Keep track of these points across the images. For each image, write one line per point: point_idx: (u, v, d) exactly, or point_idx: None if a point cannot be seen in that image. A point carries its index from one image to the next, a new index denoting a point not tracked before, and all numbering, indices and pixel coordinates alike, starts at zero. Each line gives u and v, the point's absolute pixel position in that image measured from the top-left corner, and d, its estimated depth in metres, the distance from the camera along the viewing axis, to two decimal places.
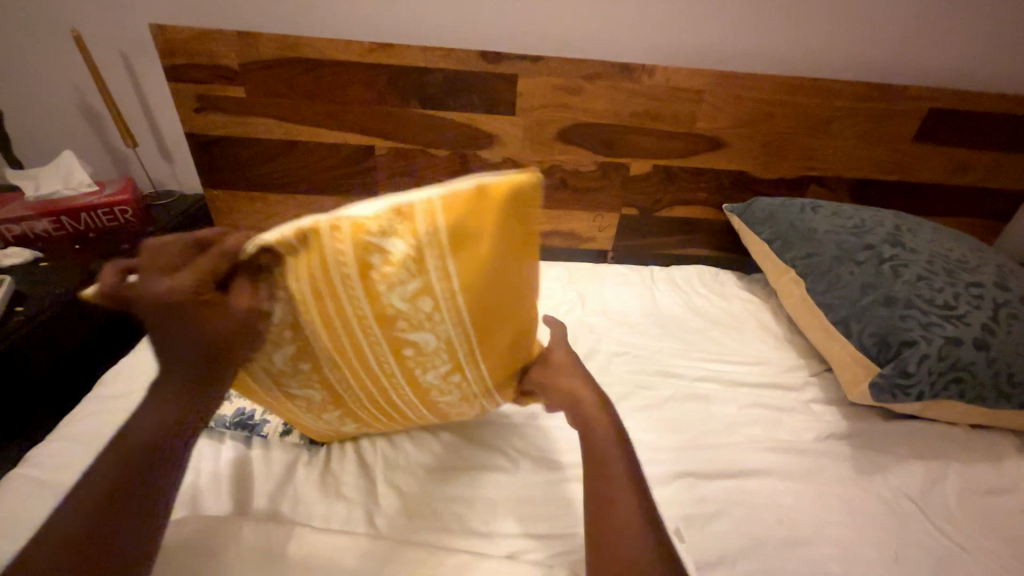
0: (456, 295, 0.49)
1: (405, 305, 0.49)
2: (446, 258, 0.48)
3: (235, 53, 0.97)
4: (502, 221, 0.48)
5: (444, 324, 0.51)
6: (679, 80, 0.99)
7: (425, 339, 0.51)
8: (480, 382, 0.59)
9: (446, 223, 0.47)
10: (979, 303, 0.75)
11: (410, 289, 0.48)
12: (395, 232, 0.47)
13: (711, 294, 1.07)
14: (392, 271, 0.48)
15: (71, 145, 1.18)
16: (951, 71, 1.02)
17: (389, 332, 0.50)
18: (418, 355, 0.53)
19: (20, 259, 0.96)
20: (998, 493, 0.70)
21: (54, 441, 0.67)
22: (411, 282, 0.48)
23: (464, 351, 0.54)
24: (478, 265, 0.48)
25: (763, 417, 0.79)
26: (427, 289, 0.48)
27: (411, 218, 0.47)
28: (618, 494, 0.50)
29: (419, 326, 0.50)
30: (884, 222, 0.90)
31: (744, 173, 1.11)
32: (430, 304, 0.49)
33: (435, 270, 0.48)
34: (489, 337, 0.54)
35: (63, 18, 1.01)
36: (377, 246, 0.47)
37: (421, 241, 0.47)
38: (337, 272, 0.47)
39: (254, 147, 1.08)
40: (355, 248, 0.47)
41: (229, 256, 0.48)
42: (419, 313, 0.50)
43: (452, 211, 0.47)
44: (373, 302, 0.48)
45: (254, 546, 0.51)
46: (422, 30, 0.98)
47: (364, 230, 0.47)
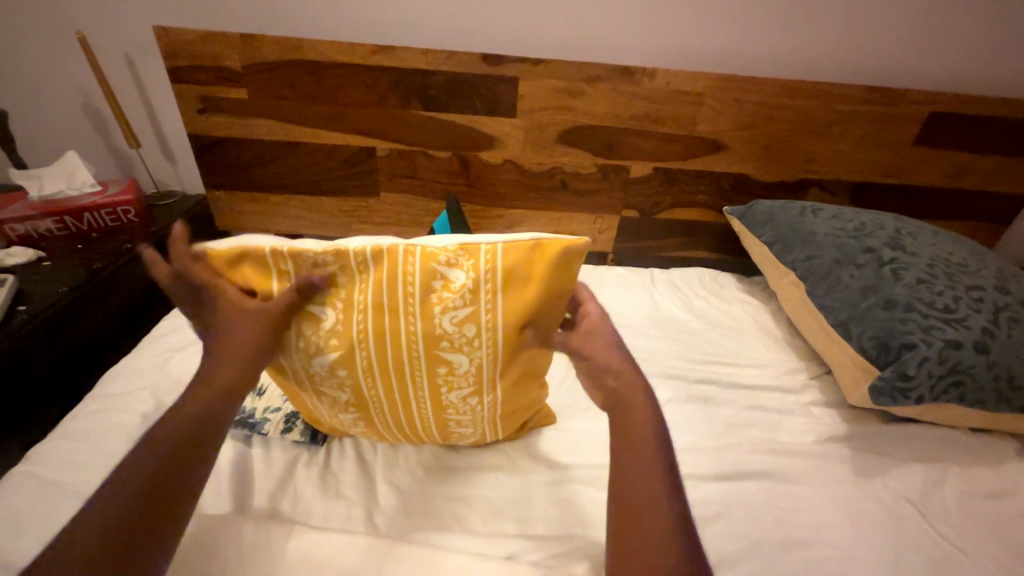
0: (499, 324, 0.55)
1: (452, 327, 0.55)
2: (496, 292, 0.54)
3: (238, 54, 0.97)
4: (554, 277, 0.54)
5: (480, 350, 0.56)
6: (680, 83, 0.99)
7: (460, 360, 0.57)
8: (496, 406, 0.63)
9: (504, 265, 0.54)
10: (979, 306, 0.75)
11: (460, 315, 0.54)
12: (460, 264, 0.54)
13: (711, 296, 1.07)
14: (448, 295, 0.54)
15: (75, 145, 1.18)
16: (952, 75, 1.02)
17: (431, 350, 0.56)
18: (450, 374, 0.58)
19: (24, 258, 0.97)
20: (998, 496, 0.70)
21: (56, 439, 0.67)
22: (463, 309, 0.54)
23: (489, 376, 0.59)
24: (524, 304, 0.54)
25: (762, 419, 0.79)
26: (474, 315, 0.54)
27: (477, 254, 0.54)
28: (643, 487, 0.47)
29: (458, 348, 0.56)
30: (884, 225, 0.90)
31: (744, 176, 1.11)
32: (473, 331, 0.55)
33: (485, 299, 0.54)
34: (515, 365, 0.60)
35: (68, 20, 1.02)
36: (442, 273, 0.54)
37: (479, 275, 0.54)
38: (399, 289, 0.54)
39: (256, 148, 1.08)
40: (426, 273, 0.54)
41: (307, 264, 0.53)
42: (461, 338, 0.55)
43: (515, 255, 0.54)
44: (425, 321, 0.54)
45: (254, 545, 0.52)
46: (424, 33, 0.99)
47: (434, 258, 0.54)
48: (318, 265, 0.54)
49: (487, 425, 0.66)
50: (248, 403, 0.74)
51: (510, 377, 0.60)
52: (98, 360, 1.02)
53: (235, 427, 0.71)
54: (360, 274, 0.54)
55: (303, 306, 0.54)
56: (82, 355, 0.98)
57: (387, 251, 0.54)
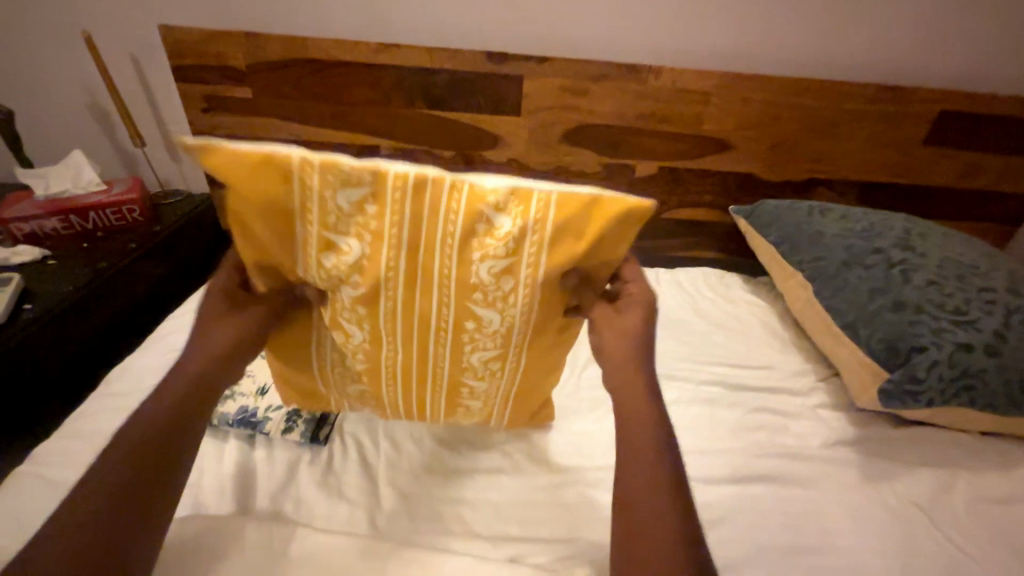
0: (541, 278, 0.51)
1: (488, 279, 0.51)
2: (543, 244, 0.50)
3: (242, 53, 0.97)
4: (609, 237, 0.50)
5: (515, 308, 0.52)
6: (686, 82, 0.99)
7: (490, 318, 0.53)
8: (515, 373, 0.60)
9: (557, 216, 0.49)
10: (991, 308, 0.74)
11: (498, 267, 0.50)
12: (508, 209, 0.49)
13: (717, 296, 1.06)
14: (490, 241, 0.50)
15: (81, 143, 1.19)
16: (964, 73, 1.00)
17: (462, 301, 0.53)
18: (476, 332, 0.55)
19: (31, 257, 0.98)
20: (1009, 502, 0.69)
21: (61, 438, 0.68)
22: (503, 260, 0.50)
23: (515, 340, 0.56)
24: (571, 259, 0.50)
25: (768, 421, 0.78)
26: (514, 267, 0.51)
27: (529, 199, 0.49)
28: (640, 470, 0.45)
29: (490, 303, 0.52)
30: (893, 226, 0.89)
31: (750, 176, 1.10)
32: (510, 284, 0.51)
33: (529, 250, 0.50)
34: (542, 332, 0.57)
35: (73, 19, 1.02)
36: (487, 216, 0.49)
37: (527, 222, 0.49)
38: (439, 227, 0.49)
39: (261, 147, 1.08)
40: (471, 212, 0.49)
41: (335, 184, 0.47)
42: (496, 291, 0.52)
43: (572, 206, 0.49)
44: (462, 269, 0.51)
45: (257, 546, 0.51)
46: (428, 31, 0.98)
47: (482, 200, 0.49)
48: (350, 186, 0.47)
49: (498, 399, 0.64)
50: (252, 403, 0.73)
51: (536, 344, 0.58)
52: (104, 359, 1.02)
53: (238, 427, 0.71)
54: (394, 203, 0.48)
55: (327, 236, 0.49)
56: (88, 354, 0.98)
57: (431, 181, 0.48)
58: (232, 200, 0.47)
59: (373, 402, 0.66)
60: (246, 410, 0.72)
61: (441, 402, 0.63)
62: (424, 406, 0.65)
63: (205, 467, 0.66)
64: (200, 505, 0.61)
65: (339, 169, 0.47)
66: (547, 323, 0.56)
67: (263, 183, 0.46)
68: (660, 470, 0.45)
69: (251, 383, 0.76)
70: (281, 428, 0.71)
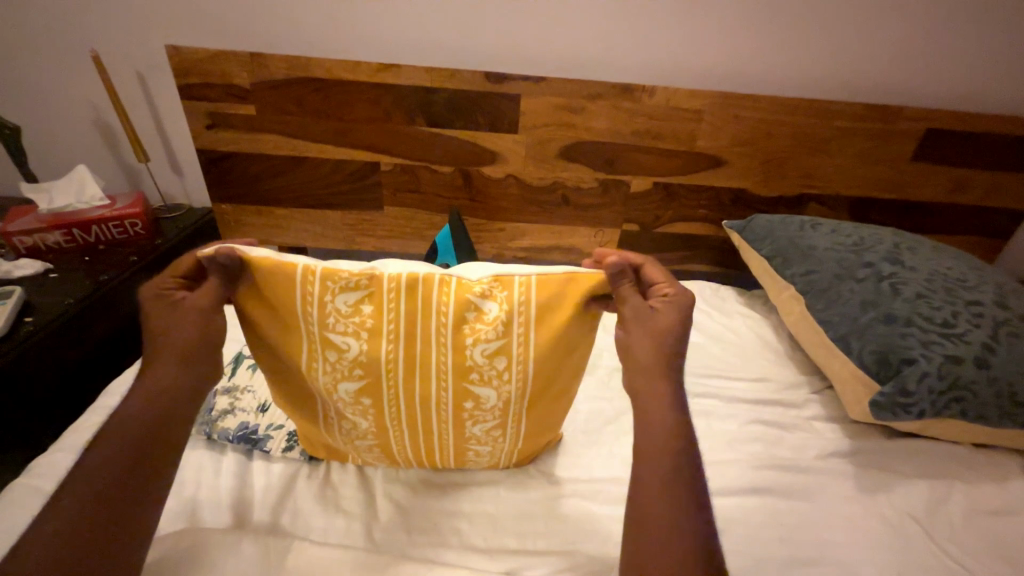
0: (530, 355, 0.57)
1: (482, 360, 0.56)
2: (528, 324, 0.56)
3: (247, 73, 1.00)
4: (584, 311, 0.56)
5: (509, 383, 0.57)
6: (678, 100, 1.01)
7: (487, 395, 0.58)
8: (517, 437, 0.64)
9: (538, 299, 0.56)
10: (979, 321, 0.75)
11: (491, 348, 0.56)
12: (493, 296, 0.56)
13: (713, 309, 1.08)
14: (480, 327, 0.56)
15: (85, 159, 1.21)
16: (947, 92, 1.03)
17: (460, 382, 0.57)
18: (475, 408, 0.59)
19: (31, 270, 0.98)
20: (1004, 514, 0.69)
21: (59, 452, 0.68)
22: (495, 342, 0.56)
23: (513, 408, 0.60)
24: (556, 331, 0.56)
25: (764, 433, 0.79)
26: (505, 348, 0.56)
27: (511, 286, 0.56)
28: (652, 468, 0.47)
29: (486, 380, 0.57)
30: (883, 241, 0.90)
31: (743, 191, 1.12)
32: (503, 363, 0.57)
33: (517, 331, 0.56)
34: (539, 400, 0.61)
35: (83, 40, 1.05)
36: (476, 305, 0.56)
37: (512, 307, 0.56)
38: (431, 321, 0.55)
39: (263, 162, 1.10)
40: (460, 304, 0.55)
41: (341, 286, 0.54)
42: (491, 369, 0.57)
43: (548, 289, 0.56)
44: (456, 354, 0.56)
45: (253, 559, 0.51)
46: (429, 51, 1.01)
47: (468, 291, 0.56)
48: (348, 290, 0.54)
49: (505, 455, 0.67)
50: (251, 418, 0.74)
51: (533, 410, 0.62)
52: (102, 369, 1.03)
53: (237, 441, 0.71)
54: (389, 301, 0.54)
55: (325, 333, 0.55)
56: (87, 366, 0.99)
57: (421, 281, 0.55)
58: (244, 302, 0.55)
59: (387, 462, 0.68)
60: (245, 424, 0.72)
61: (451, 459, 0.66)
62: (434, 462, 0.66)
63: (202, 481, 0.66)
64: (197, 520, 0.61)
65: (340, 275, 0.54)
66: (546, 388, 0.60)
67: (273, 287, 0.54)
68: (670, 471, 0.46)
69: (251, 398, 0.77)
70: (280, 443, 0.71)
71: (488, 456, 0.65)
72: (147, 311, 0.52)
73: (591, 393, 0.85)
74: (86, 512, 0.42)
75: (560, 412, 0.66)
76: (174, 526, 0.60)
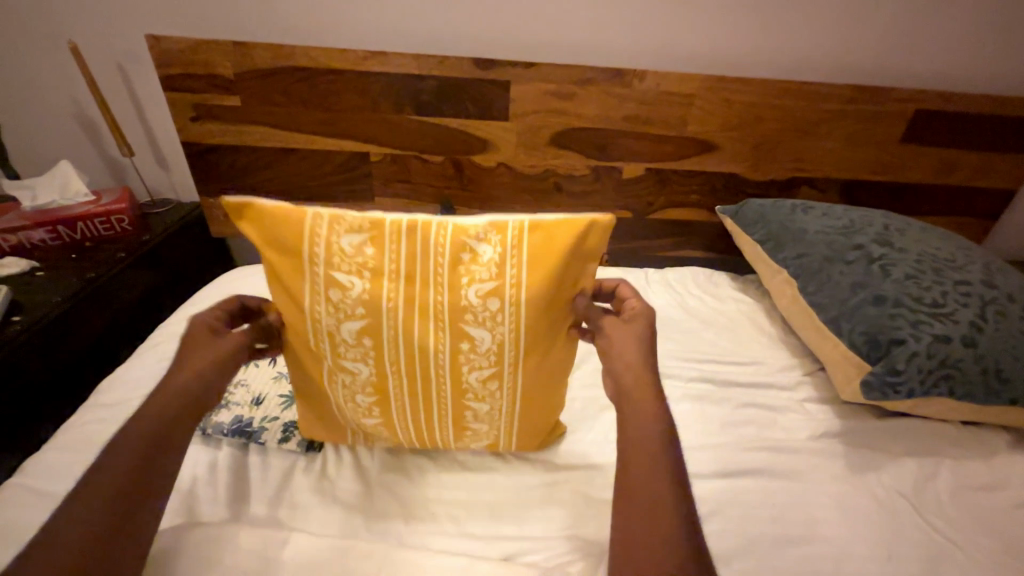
0: (524, 297, 0.58)
1: (476, 300, 0.58)
2: (521, 266, 0.58)
3: (230, 63, 0.97)
4: (571, 251, 0.58)
5: (503, 325, 0.59)
6: (669, 85, 1.00)
7: (482, 336, 0.59)
8: (513, 397, 0.63)
9: (530, 239, 0.59)
10: (967, 300, 0.76)
11: (485, 288, 0.58)
12: (488, 239, 0.59)
13: (705, 295, 1.08)
14: (475, 268, 0.58)
15: (68, 155, 1.18)
16: (936, 73, 1.03)
17: (455, 322, 0.58)
18: (471, 352, 0.59)
19: (16, 268, 0.98)
20: (990, 489, 0.71)
21: (52, 451, 0.67)
22: (489, 282, 0.58)
23: (510, 356, 0.60)
24: (546, 270, 0.58)
25: (756, 416, 0.80)
26: (500, 289, 0.58)
27: (505, 230, 0.59)
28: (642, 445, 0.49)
29: (481, 322, 0.58)
30: (873, 222, 0.91)
31: (735, 176, 1.12)
32: (496, 304, 0.58)
33: (511, 273, 0.58)
34: (535, 351, 0.61)
35: (59, 31, 1.02)
36: (470, 247, 0.59)
37: (505, 249, 0.58)
38: (430, 260, 0.58)
39: (250, 155, 1.08)
40: (456, 245, 0.59)
41: (346, 227, 0.58)
42: (485, 310, 0.58)
43: (541, 233, 0.59)
44: (452, 292, 0.58)
45: (252, 550, 0.52)
46: (416, 38, 1.00)
47: (464, 233, 0.59)
48: (352, 231, 0.58)
49: (504, 421, 0.65)
50: (246, 411, 0.73)
51: (532, 363, 0.61)
52: (95, 367, 1.02)
53: (232, 435, 0.71)
54: (390, 243, 0.58)
55: (330, 272, 0.58)
56: (79, 362, 0.98)
57: (422, 226, 0.59)
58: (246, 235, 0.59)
59: (386, 435, 0.67)
60: (240, 418, 0.72)
61: (449, 424, 0.64)
62: (431, 429, 0.65)
63: (197, 474, 0.66)
64: (193, 513, 0.61)
65: (348, 217, 0.59)
66: (541, 338, 0.61)
67: (287, 232, 0.58)
68: (656, 442, 0.49)
69: (245, 393, 0.76)
70: (276, 436, 0.71)
71: (486, 418, 0.64)
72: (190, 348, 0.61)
73: (585, 380, 0.85)
74: (85, 537, 0.40)
75: (561, 363, 0.64)
76: (171, 520, 0.60)
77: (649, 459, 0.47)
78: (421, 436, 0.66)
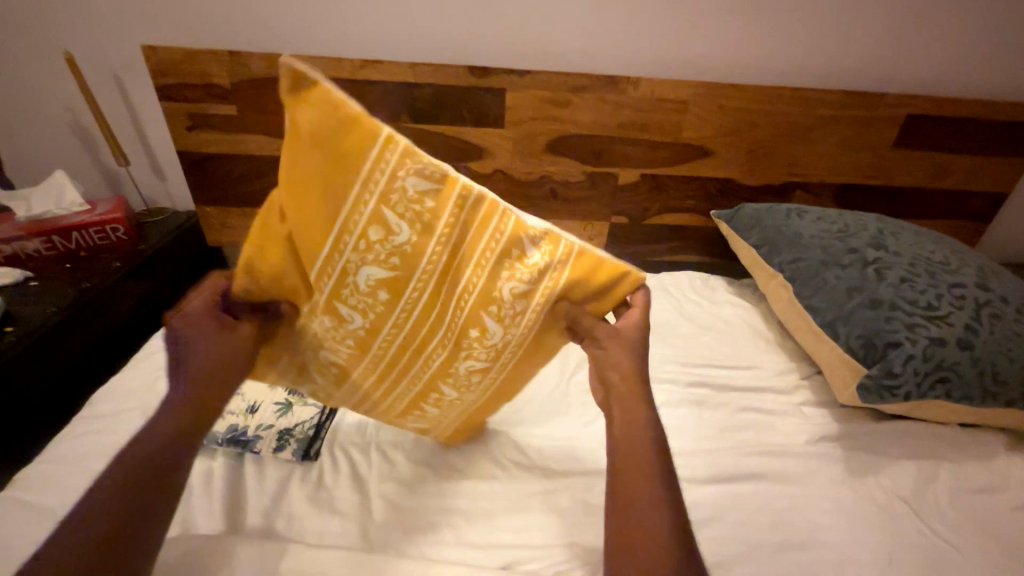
0: (544, 306, 0.55)
1: (508, 296, 0.54)
2: (559, 282, 0.55)
3: (226, 72, 0.98)
4: (605, 287, 0.57)
5: (519, 328, 0.56)
6: (663, 92, 1.01)
7: (495, 331, 0.55)
8: (486, 389, 0.62)
9: (575, 259, 0.56)
10: (961, 303, 0.76)
11: (520, 289, 0.54)
12: (541, 245, 0.55)
13: (702, 299, 1.08)
14: (520, 266, 0.54)
15: (63, 164, 1.18)
16: (926, 79, 1.05)
17: (477, 309, 0.54)
18: (476, 341, 0.56)
19: (11, 279, 0.97)
20: (988, 491, 0.71)
21: (45, 464, 0.66)
22: (525, 286, 0.54)
23: (506, 357, 0.58)
24: (576, 289, 0.56)
25: (755, 420, 0.80)
26: (532, 295, 0.55)
27: (558, 241, 0.55)
28: (634, 452, 0.50)
29: (502, 318, 0.55)
30: (867, 226, 0.92)
31: (730, 181, 1.13)
32: (522, 308, 0.55)
33: (546, 286, 0.55)
34: (525, 357, 0.60)
35: (55, 41, 1.02)
36: (524, 245, 0.54)
37: (553, 260, 0.55)
38: (483, 239, 0.52)
39: (247, 164, 1.09)
40: (513, 237, 0.53)
41: (416, 174, 0.48)
42: (511, 309, 0.55)
43: (587, 258, 0.56)
44: (489, 283, 0.53)
45: (249, 563, 0.51)
46: (413, 47, 1.01)
47: (525, 229, 0.54)
48: (424, 174, 0.49)
49: (461, 411, 0.64)
50: (241, 421, 0.72)
51: (519, 363, 0.60)
52: (89, 378, 1.01)
53: (228, 445, 0.70)
54: (456, 206, 0.50)
55: (375, 208, 0.48)
56: (76, 373, 0.97)
57: (490, 204, 0.52)
58: (299, 122, 0.45)
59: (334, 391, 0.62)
60: (235, 427, 0.71)
61: (410, 400, 0.62)
62: (395, 398, 0.61)
63: (191, 485, 0.65)
64: (188, 525, 0.60)
65: (426, 160, 0.49)
66: (536, 346, 0.60)
67: (346, 139, 0.46)
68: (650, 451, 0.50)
69: (240, 401, 0.75)
70: (271, 445, 0.70)
71: (443, 404, 0.63)
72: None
73: (583, 387, 0.85)
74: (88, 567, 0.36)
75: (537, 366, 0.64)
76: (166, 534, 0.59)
77: (641, 468, 0.49)
78: (378, 402, 0.62)
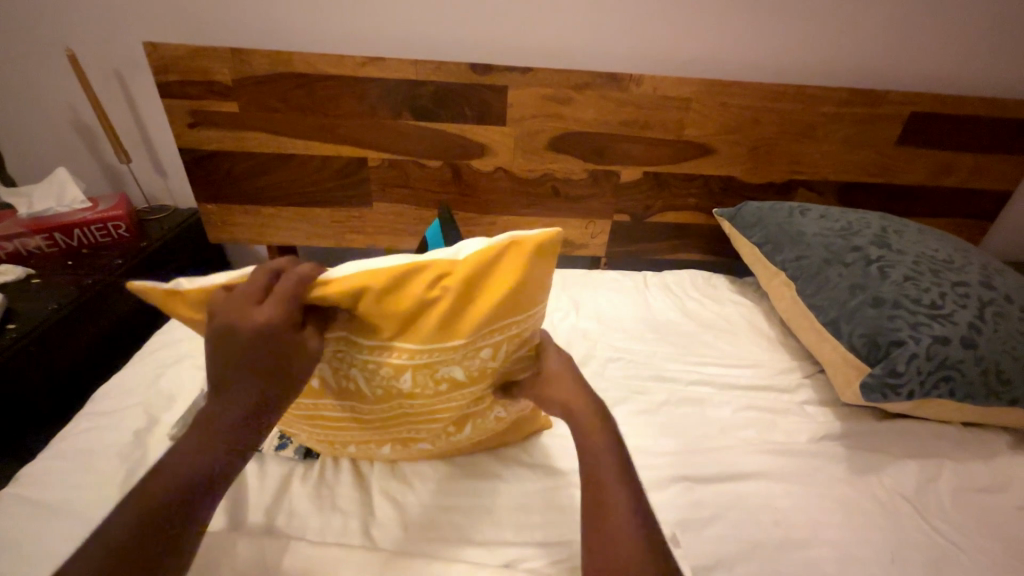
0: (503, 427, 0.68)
1: (495, 418, 0.64)
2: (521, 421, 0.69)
3: (228, 70, 0.97)
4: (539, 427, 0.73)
5: (481, 432, 0.66)
6: (666, 89, 1.01)
7: (465, 432, 0.64)
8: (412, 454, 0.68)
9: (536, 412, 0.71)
10: (965, 302, 0.76)
11: (501, 415, 0.65)
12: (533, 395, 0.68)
13: (705, 298, 1.08)
14: (514, 403, 0.66)
15: (65, 162, 1.18)
16: (931, 77, 1.04)
17: (471, 417, 0.63)
18: (451, 431, 0.63)
19: (13, 276, 0.97)
20: (991, 491, 0.71)
21: (47, 460, 0.67)
22: (506, 415, 0.66)
23: (452, 446, 0.67)
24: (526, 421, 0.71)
25: (757, 419, 0.80)
26: (502, 423, 0.67)
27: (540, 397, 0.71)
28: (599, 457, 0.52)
29: (480, 427, 0.64)
30: (870, 225, 0.91)
31: (733, 179, 1.12)
32: (494, 426, 0.66)
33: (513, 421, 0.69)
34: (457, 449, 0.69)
35: (57, 38, 1.02)
36: None
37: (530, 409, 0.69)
38: (518, 381, 0.63)
39: (249, 161, 1.08)
40: None
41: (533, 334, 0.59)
42: (487, 423, 0.65)
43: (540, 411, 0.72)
44: (492, 408, 0.63)
45: (251, 560, 0.51)
46: (415, 44, 1.00)
47: None
48: (529, 338, 0.59)
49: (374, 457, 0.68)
50: None
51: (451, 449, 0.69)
52: (91, 375, 1.01)
53: None
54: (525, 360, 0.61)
55: (494, 342, 0.55)
56: (77, 370, 0.97)
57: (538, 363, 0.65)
58: (528, 269, 0.52)
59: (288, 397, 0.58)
60: None
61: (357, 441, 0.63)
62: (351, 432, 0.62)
63: None
64: None
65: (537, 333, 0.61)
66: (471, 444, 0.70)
67: (527, 291, 0.53)
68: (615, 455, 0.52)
69: None
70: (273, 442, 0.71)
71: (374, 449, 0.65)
72: (168, 309, 0.50)
73: None
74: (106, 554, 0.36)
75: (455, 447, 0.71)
76: None
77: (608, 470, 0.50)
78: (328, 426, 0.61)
